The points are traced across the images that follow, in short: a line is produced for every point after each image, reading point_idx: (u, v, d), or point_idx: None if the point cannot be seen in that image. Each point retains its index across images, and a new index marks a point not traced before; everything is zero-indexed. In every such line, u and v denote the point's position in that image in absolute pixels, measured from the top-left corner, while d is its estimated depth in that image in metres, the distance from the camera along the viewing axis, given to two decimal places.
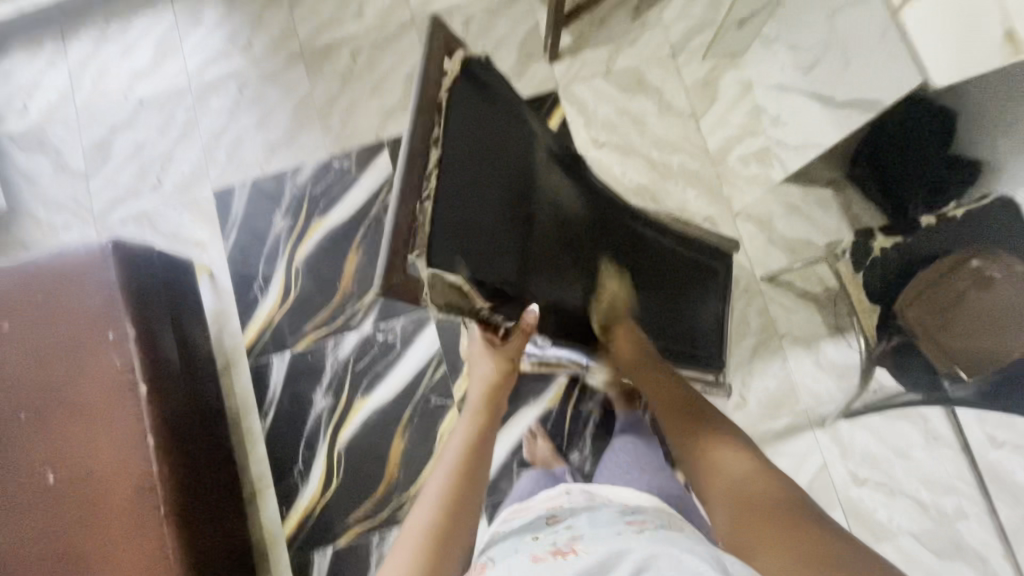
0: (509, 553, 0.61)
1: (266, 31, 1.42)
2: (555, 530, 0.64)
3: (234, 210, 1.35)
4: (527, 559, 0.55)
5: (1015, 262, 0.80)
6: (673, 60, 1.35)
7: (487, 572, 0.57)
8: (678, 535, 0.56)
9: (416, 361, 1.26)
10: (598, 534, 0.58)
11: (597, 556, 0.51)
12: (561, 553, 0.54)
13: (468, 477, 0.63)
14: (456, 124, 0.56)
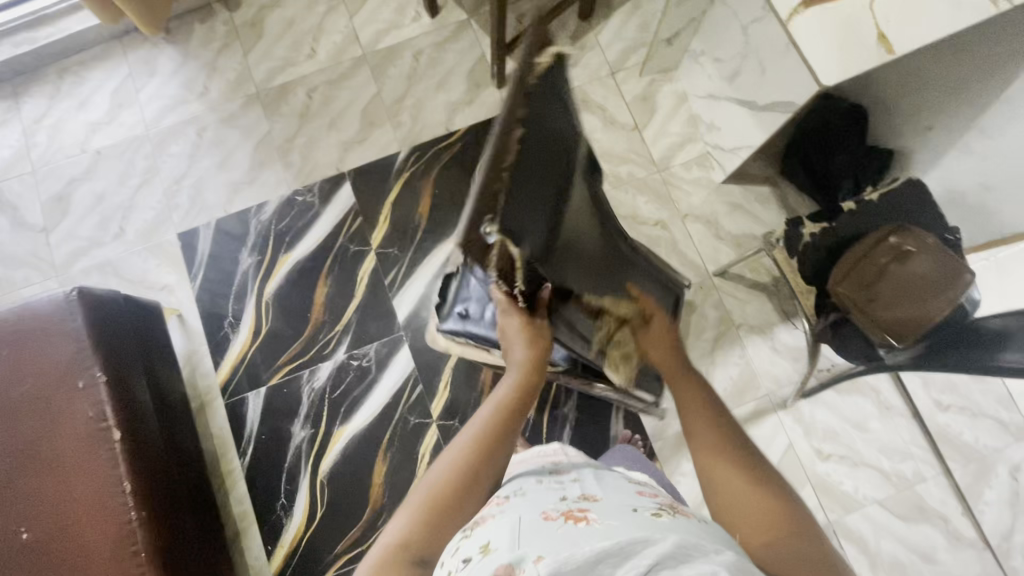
0: (523, 497, 0.62)
1: (222, 77, 1.46)
2: (565, 486, 0.66)
3: (199, 251, 1.36)
4: (537, 512, 0.56)
5: (922, 236, 0.94)
6: (613, 78, 1.44)
7: (496, 512, 0.59)
8: (698, 526, 0.54)
9: (392, 383, 1.28)
10: (613, 508, 0.57)
11: (609, 532, 0.49)
12: (572, 518, 0.54)
13: (499, 432, 0.70)
14: (538, 113, 0.53)
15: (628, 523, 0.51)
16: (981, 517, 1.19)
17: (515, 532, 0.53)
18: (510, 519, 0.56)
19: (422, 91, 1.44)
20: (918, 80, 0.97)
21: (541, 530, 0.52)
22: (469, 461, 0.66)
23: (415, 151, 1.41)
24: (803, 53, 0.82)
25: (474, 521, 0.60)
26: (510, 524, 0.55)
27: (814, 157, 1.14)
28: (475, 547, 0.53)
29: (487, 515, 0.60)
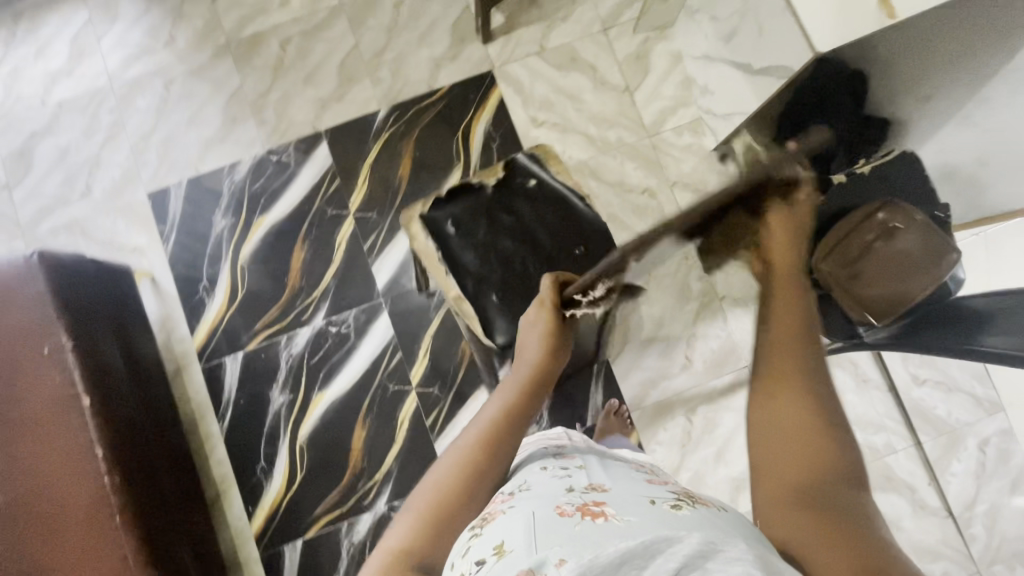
0: (536, 489, 0.61)
1: (190, 24, 1.37)
2: (571, 474, 0.64)
3: (170, 212, 1.32)
4: (551, 506, 0.55)
5: (913, 213, 0.91)
6: (605, 35, 1.37)
7: (510, 509, 0.58)
8: (717, 516, 0.54)
9: (372, 350, 1.27)
10: (628, 499, 0.56)
11: (632, 530, 0.49)
12: (589, 514, 0.53)
13: (507, 430, 0.69)
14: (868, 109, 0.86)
15: (649, 518, 0.51)
16: (946, 486, 1.23)
17: (530, 530, 0.52)
18: (522, 513, 0.56)
19: (403, 44, 1.36)
20: (927, 59, 0.89)
21: (556, 527, 0.51)
22: (474, 461, 0.65)
23: (395, 110, 1.34)
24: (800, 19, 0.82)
25: (483, 517, 0.60)
26: (525, 522, 0.54)
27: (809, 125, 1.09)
28: (489, 548, 0.53)
29: (497, 510, 0.59)
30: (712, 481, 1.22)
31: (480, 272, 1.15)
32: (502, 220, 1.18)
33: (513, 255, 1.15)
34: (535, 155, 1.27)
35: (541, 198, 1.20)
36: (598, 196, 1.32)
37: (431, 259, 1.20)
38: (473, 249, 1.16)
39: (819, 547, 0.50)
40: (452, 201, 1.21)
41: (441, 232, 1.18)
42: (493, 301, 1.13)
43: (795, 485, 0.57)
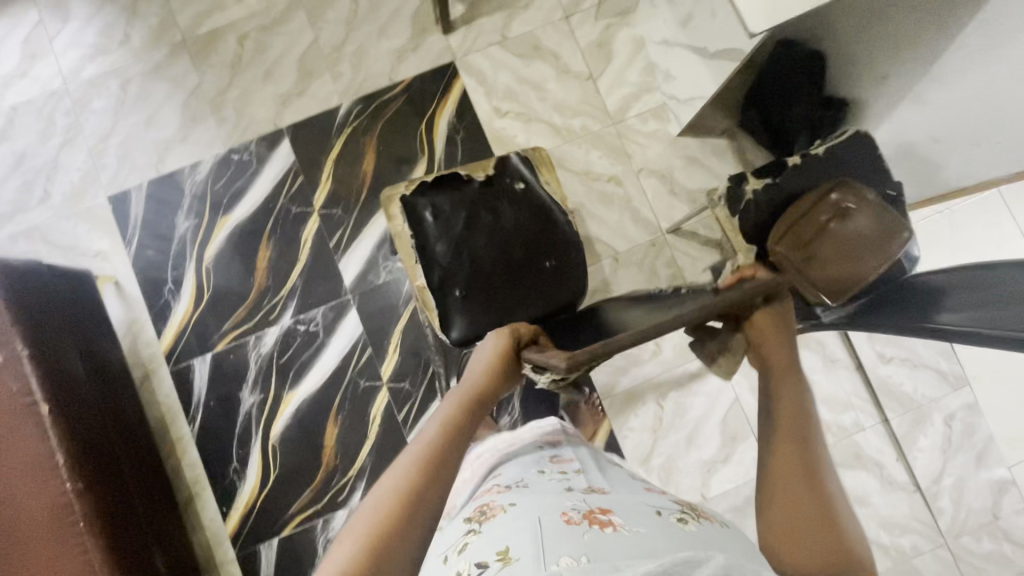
0: (537, 491, 0.58)
1: (144, 22, 1.34)
2: (569, 477, 0.62)
3: (132, 214, 1.30)
4: (556, 512, 0.52)
5: (866, 194, 0.91)
6: (567, 22, 1.36)
7: (516, 510, 0.55)
8: (724, 537, 0.51)
9: (341, 347, 1.27)
10: (632, 507, 0.53)
11: (643, 544, 0.46)
12: (598, 522, 0.50)
13: (451, 450, 0.61)
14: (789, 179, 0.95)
15: (658, 531, 0.48)
16: (914, 462, 1.24)
17: (536, 536, 0.49)
18: (528, 519, 0.52)
19: (363, 37, 1.35)
20: (875, 33, 0.93)
21: (566, 534, 0.48)
22: (416, 484, 0.56)
23: (357, 104, 1.33)
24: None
25: (482, 514, 0.59)
26: (532, 527, 0.50)
27: (771, 107, 1.13)
28: (492, 554, 0.50)
29: (498, 509, 0.58)
30: (683, 466, 1.24)
31: (444, 267, 0.95)
32: (481, 219, 0.97)
33: (486, 258, 0.95)
34: (528, 158, 1.00)
35: (524, 203, 0.98)
36: (563, 185, 1.32)
37: (402, 246, 0.96)
38: (443, 240, 0.96)
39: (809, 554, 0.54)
40: (439, 189, 0.98)
41: (415, 223, 0.96)
42: (457, 301, 0.94)
43: (804, 515, 0.56)
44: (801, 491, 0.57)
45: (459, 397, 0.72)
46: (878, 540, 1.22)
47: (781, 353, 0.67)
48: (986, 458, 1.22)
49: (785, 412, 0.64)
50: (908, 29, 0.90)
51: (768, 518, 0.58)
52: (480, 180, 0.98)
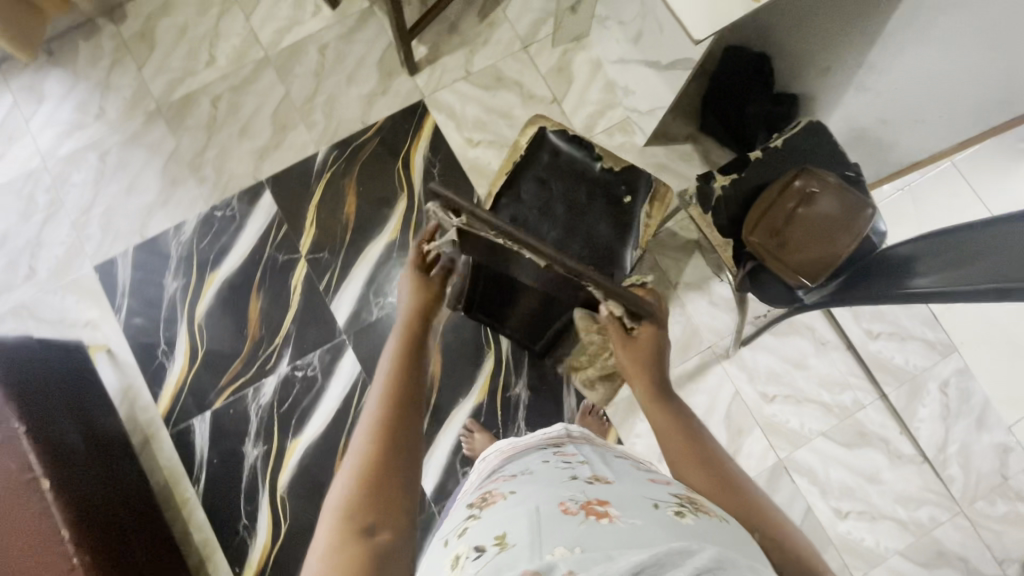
0: (534, 483, 0.58)
1: (118, 94, 1.38)
2: (573, 467, 0.62)
3: (119, 281, 1.31)
4: (554, 502, 0.51)
5: (826, 176, 0.94)
6: (526, 52, 1.43)
7: (510, 500, 0.55)
8: (725, 531, 0.49)
9: (341, 389, 1.26)
10: (630, 497, 0.52)
11: (639, 536, 0.45)
12: (594, 514, 0.49)
13: (405, 387, 0.66)
14: (756, 172, 1.00)
15: (655, 524, 0.47)
16: (917, 433, 1.26)
17: (533, 525, 0.48)
18: (525, 507, 0.52)
19: (333, 86, 1.40)
20: (812, 35, 1.00)
21: (561, 523, 0.48)
22: (388, 417, 0.61)
23: (333, 150, 1.37)
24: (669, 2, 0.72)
25: (482, 502, 0.58)
26: (529, 515, 0.50)
27: (728, 110, 1.19)
28: (489, 540, 0.49)
29: (499, 497, 0.57)
30: None
31: (519, 191, 0.99)
32: (575, 197, 0.98)
33: (552, 223, 0.97)
34: (652, 193, 0.97)
35: (616, 216, 0.97)
36: None
37: (510, 153, 1.00)
38: (537, 179, 0.99)
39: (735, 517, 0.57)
40: (576, 145, 0.99)
41: (533, 150, 1.00)
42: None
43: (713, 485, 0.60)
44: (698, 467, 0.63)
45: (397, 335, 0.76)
46: (895, 515, 1.22)
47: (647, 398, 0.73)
48: (985, 420, 1.26)
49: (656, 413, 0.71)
50: (843, 24, 0.97)
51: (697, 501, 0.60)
52: (606, 172, 0.98)
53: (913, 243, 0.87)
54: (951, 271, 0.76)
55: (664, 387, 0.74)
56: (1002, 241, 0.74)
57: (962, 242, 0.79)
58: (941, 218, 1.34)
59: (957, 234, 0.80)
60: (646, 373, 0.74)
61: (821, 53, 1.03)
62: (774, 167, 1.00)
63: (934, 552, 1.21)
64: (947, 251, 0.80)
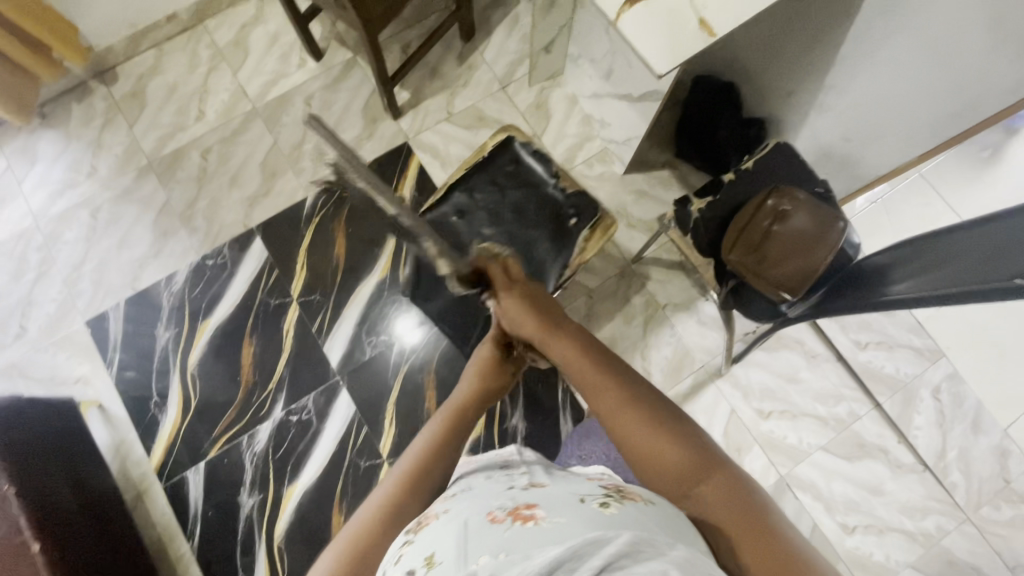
0: (465, 497, 0.55)
1: (110, 152, 1.42)
2: (513, 478, 0.61)
3: (111, 334, 1.31)
4: (481, 513, 0.50)
5: (796, 193, 0.96)
6: (505, 92, 1.49)
7: (440, 518, 0.52)
8: (647, 515, 0.49)
9: (336, 430, 1.25)
10: (558, 498, 0.52)
11: (563, 533, 0.45)
12: (520, 518, 0.48)
13: (422, 484, 0.61)
14: (730, 193, 1.03)
15: (578, 520, 0.47)
16: (916, 441, 1.26)
17: (461, 540, 0.46)
18: (454, 521, 0.50)
19: (319, 133, 1.45)
20: (766, 62, 1.12)
21: (486, 534, 0.46)
22: (395, 506, 0.58)
23: (323, 194, 1.40)
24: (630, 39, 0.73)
25: (417, 523, 0.54)
26: (455, 531, 0.48)
27: (701, 132, 1.28)
28: (418, 561, 0.46)
29: (431, 516, 0.53)
30: None
31: (473, 189, 1.02)
32: (524, 205, 1.01)
33: (493, 224, 1.00)
34: (596, 221, 0.99)
35: (557, 231, 0.99)
36: None
37: (473, 154, 1.04)
38: (493, 181, 1.02)
39: (652, 444, 0.57)
40: (536, 159, 1.02)
41: (496, 154, 1.03)
42: (447, 224, 1.00)
43: (631, 407, 0.59)
44: (607, 389, 0.60)
45: (449, 406, 0.69)
46: (903, 527, 1.21)
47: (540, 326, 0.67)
48: (981, 424, 1.27)
49: (553, 344, 0.65)
50: (792, 59, 1.06)
51: (618, 427, 0.59)
52: (559, 191, 1.01)
53: (890, 251, 0.89)
54: (927, 274, 0.79)
55: (550, 310, 0.68)
56: (967, 244, 0.77)
57: (943, 245, 0.81)
58: (915, 229, 1.40)
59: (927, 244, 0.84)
60: (528, 310, 0.68)
61: (777, 84, 1.13)
62: (747, 188, 1.03)
63: (944, 562, 1.19)
64: (920, 257, 0.83)
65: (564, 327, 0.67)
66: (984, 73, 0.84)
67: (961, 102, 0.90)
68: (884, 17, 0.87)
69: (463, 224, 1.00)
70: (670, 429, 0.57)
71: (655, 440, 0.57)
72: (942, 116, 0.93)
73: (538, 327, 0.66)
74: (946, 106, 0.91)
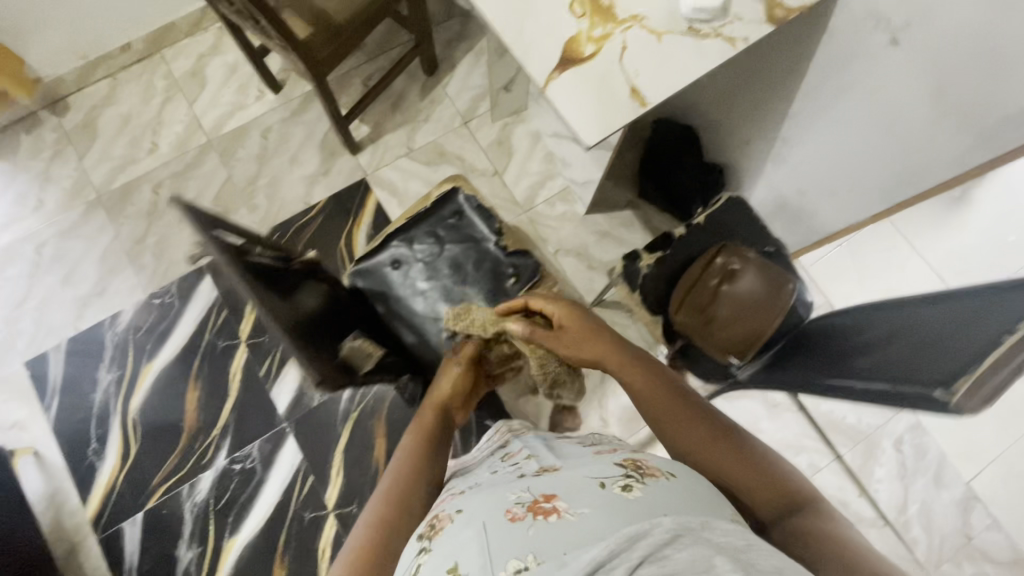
0: (476, 499, 0.55)
1: (57, 186, 1.38)
2: (520, 466, 0.62)
3: (50, 376, 1.26)
4: (499, 512, 0.51)
5: (747, 254, 0.94)
6: (466, 127, 1.46)
7: (454, 524, 0.53)
8: (669, 491, 0.50)
9: (281, 479, 1.21)
10: (576, 483, 0.52)
11: (586, 528, 0.45)
12: (541, 513, 0.49)
13: (410, 493, 0.65)
14: (681, 250, 0.98)
15: (601, 509, 0.47)
16: (877, 495, 1.24)
17: (483, 545, 0.47)
18: (473, 527, 0.50)
19: (275, 168, 1.41)
20: (722, 111, 1.10)
21: (508, 535, 0.47)
22: (387, 519, 0.62)
23: (277, 231, 1.37)
24: (558, 109, 0.70)
25: (431, 527, 0.56)
26: (476, 538, 0.48)
27: (661, 175, 1.26)
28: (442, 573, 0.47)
29: (446, 520, 0.55)
30: None
31: (412, 240, 0.99)
32: (462, 261, 0.98)
33: (428, 280, 0.97)
34: (535, 283, 0.97)
35: (493, 290, 0.97)
36: None
37: (420, 204, 1.02)
38: (433, 235, 0.99)
39: (731, 463, 0.60)
40: (481, 215, 1.00)
41: (441, 206, 1.00)
42: (381, 275, 0.98)
43: (703, 433, 0.64)
44: (678, 417, 0.66)
45: (417, 427, 0.77)
46: None
47: (612, 356, 0.75)
48: (943, 477, 1.24)
49: (630, 372, 0.73)
50: (745, 110, 1.05)
51: (688, 448, 0.63)
52: (499, 249, 0.98)
53: (858, 311, 0.84)
54: (869, 354, 0.71)
55: (615, 339, 0.78)
56: (908, 324, 0.70)
57: (887, 320, 0.75)
58: (880, 273, 1.37)
59: (896, 311, 0.75)
60: (591, 344, 0.77)
61: (732, 132, 1.11)
62: (699, 244, 0.98)
63: None
64: (874, 327, 0.76)
65: (641, 357, 0.75)
66: (926, 144, 0.77)
67: (904, 170, 0.83)
68: (835, 76, 0.84)
69: (396, 277, 0.97)
70: (738, 448, 0.62)
71: (732, 458, 0.60)
72: (887, 180, 0.87)
73: (609, 351, 0.76)
74: (884, 174, 0.87)
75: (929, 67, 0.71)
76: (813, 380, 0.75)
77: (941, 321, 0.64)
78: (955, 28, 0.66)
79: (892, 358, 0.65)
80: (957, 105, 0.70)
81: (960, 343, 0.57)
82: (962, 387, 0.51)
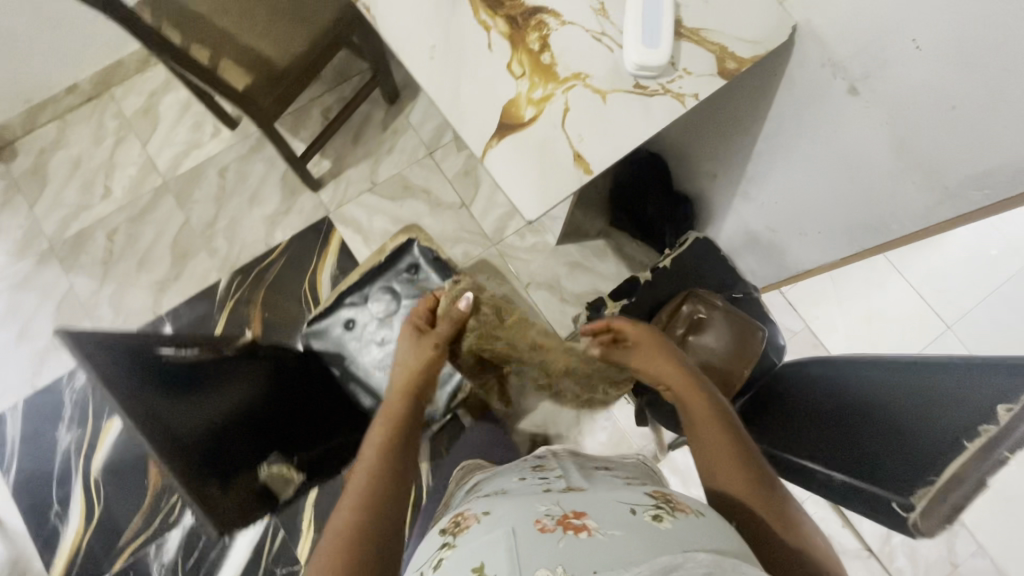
0: (504, 504, 0.52)
1: (7, 236, 1.33)
2: (549, 480, 0.60)
3: (8, 438, 1.23)
4: (529, 520, 0.47)
5: (716, 302, 0.90)
6: (430, 158, 1.41)
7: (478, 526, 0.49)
8: (700, 526, 0.47)
9: (251, 535, 1.18)
10: (606, 505, 0.49)
11: (616, 548, 0.42)
12: (572, 527, 0.45)
13: (400, 495, 0.61)
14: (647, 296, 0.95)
15: (633, 533, 0.44)
16: (861, 526, 1.21)
17: (512, 550, 0.43)
18: (500, 531, 0.46)
19: (234, 209, 1.37)
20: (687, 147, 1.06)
21: (536, 542, 0.43)
22: (379, 509, 0.58)
23: (238, 274, 1.33)
24: (499, 177, 0.66)
25: (455, 524, 0.52)
26: (505, 543, 0.44)
27: (633, 205, 1.22)
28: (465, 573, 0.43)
29: (472, 519, 0.52)
30: None
31: (366, 297, 0.95)
32: None
33: (383, 340, 0.93)
34: None
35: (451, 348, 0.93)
36: None
37: (375, 257, 0.98)
38: (388, 290, 0.95)
39: (763, 501, 0.58)
40: (437, 268, 0.96)
41: (394, 258, 0.96)
42: (334, 338, 0.93)
43: (749, 464, 0.62)
44: (719, 436, 0.65)
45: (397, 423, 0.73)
46: None
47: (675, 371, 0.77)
48: None
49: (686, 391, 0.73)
50: (709, 148, 1.01)
51: (717, 473, 0.62)
52: None
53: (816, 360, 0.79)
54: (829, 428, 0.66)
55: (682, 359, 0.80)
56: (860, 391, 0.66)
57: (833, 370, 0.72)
58: (860, 295, 1.34)
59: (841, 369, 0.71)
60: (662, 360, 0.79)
61: (699, 167, 1.07)
62: (665, 289, 0.95)
63: None
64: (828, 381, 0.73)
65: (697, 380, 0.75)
66: (891, 195, 0.74)
67: (873, 214, 0.79)
68: (796, 113, 0.79)
69: (350, 338, 0.93)
70: (765, 486, 0.60)
71: (761, 493, 0.59)
72: (854, 223, 0.83)
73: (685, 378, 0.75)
74: (853, 216, 0.82)
75: (893, 116, 0.66)
76: (771, 448, 0.73)
77: (881, 390, 0.62)
78: (915, 83, 0.61)
79: (854, 434, 0.62)
80: (919, 160, 0.67)
81: (915, 431, 0.55)
82: (921, 503, 0.50)
